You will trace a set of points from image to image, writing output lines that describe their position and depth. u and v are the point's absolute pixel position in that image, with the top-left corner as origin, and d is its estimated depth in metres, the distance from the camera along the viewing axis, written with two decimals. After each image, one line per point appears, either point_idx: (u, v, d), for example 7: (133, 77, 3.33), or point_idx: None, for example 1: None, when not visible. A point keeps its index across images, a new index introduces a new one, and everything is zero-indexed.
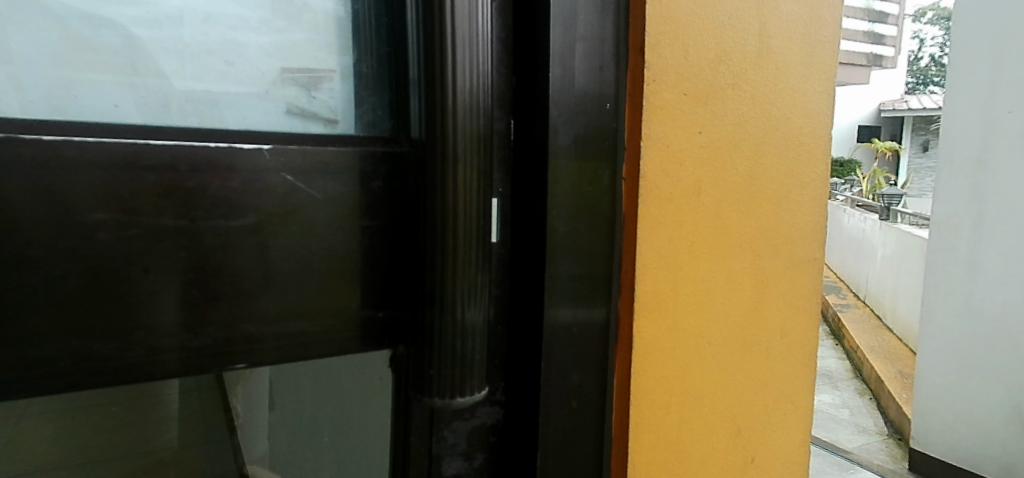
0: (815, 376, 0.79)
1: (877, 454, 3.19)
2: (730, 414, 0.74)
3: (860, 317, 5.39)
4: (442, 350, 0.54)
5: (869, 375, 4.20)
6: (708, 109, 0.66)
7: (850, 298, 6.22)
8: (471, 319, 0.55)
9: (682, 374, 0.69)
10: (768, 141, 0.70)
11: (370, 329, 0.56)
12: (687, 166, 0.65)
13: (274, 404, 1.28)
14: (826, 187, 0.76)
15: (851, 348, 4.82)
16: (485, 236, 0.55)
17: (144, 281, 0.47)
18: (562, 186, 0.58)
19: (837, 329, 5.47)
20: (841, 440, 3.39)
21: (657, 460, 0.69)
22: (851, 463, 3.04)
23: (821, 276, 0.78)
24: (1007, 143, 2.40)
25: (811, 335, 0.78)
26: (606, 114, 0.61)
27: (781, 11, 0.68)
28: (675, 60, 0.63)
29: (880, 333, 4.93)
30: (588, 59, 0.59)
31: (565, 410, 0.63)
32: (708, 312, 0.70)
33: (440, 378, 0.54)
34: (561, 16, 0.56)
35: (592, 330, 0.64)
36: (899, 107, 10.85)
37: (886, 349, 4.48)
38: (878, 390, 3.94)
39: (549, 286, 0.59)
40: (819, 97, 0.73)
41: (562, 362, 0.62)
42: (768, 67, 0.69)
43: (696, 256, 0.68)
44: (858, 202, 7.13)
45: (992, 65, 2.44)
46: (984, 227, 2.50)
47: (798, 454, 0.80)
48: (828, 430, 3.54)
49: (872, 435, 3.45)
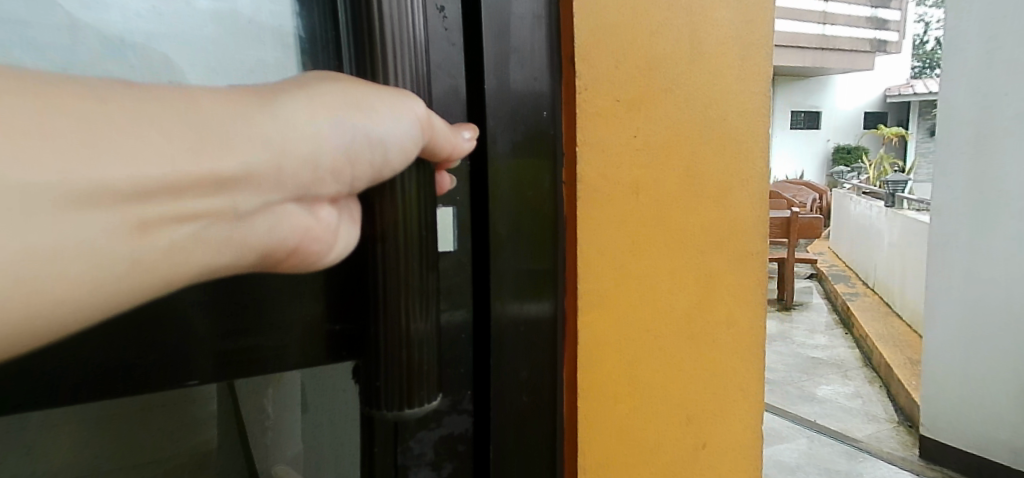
0: (763, 362, 0.83)
1: (888, 441, 3.20)
2: (680, 403, 0.77)
3: (869, 305, 5.38)
4: (394, 363, 0.52)
5: (879, 362, 4.21)
6: (643, 114, 0.69)
7: (859, 286, 6.21)
8: (414, 326, 0.53)
9: (629, 367, 0.73)
10: (705, 142, 0.73)
11: (331, 342, 0.56)
12: (623, 168, 0.69)
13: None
14: (767, 184, 0.79)
15: (861, 336, 4.81)
16: (428, 254, 0.53)
17: (173, 314, 0.49)
18: (502, 190, 0.60)
19: (847, 318, 5.46)
20: (851, 428, 3.39)
21: (608, 448, 0.72)
22: (861, 451, 3.03)
23: (766, 267, 0.81)
24: (1007, 125, 2.42)
25: (758, 324, 0.82)
26: (545, 124, 0.63)
27: (711, 16, 0.72)
28: (607, 67, 0.66)
29: (888, 320, 4.93)
30: (525, 70, 0.61)
31: (519, 403, 0.65)
32: (650, 307, 0.73)
33: (387, 389, 0.52)
34: (495, 29, 0.58)
35: (541, 328, 0.66)
36: (904, 92, 10.87)
37: (896, 336, 4.49)
38: (888, 377, 3.94)
39: (496, 281, 0.61)
40: (757, 97, 0.76)
41: (512, 354, 0.64)
42: (700, 70, 0.72)
43: (638, 254, 0.71)
44: (864, 190, 7.18)
45: (986, 49, 2.47)
46: (986, 209, 2.53)
47: (751, 439, 0.83)
48: (839, 420, 3.55)
49: (882, 422, 3.47)
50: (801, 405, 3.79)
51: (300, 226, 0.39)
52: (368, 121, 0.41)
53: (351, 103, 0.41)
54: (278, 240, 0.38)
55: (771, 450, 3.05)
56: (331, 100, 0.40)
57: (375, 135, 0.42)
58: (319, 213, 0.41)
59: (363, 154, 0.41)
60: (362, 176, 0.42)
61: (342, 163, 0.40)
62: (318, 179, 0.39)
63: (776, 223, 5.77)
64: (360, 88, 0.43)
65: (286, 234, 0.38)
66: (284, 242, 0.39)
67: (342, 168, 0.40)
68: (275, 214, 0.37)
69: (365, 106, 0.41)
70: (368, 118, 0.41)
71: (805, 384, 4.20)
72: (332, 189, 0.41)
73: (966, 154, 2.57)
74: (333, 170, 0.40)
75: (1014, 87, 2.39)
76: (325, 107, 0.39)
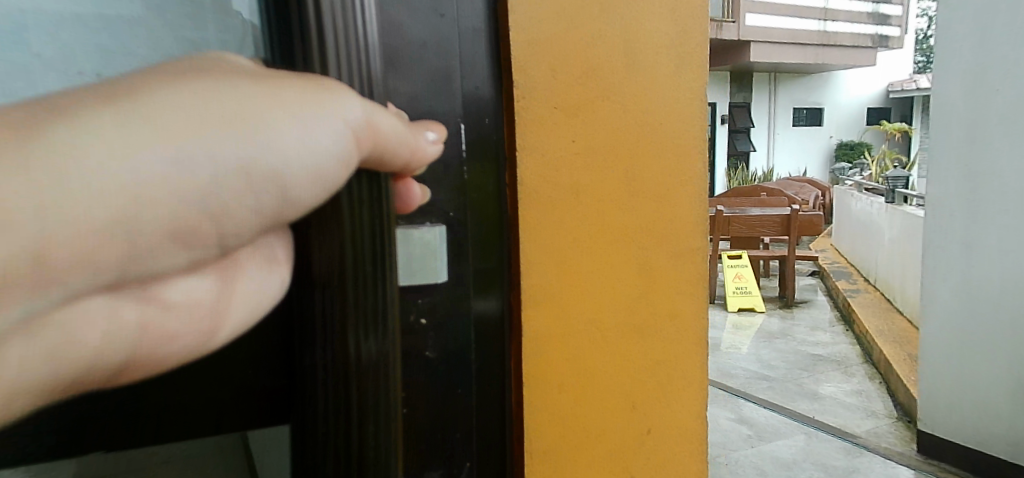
0: (707, 353, 0.88)
1: (887, 437, 3.16)
2: (625, 392, 0.81)
3: (869, 302, 5.39)
4: (361, 400, 0.45)
5: (879, 358, 4.18)
6: (578, 121, 0.73)
7: (861, 282, 6.20)
8: (364, 347, 0.45)
9: (573, 357, 0.77)
10: (642, 146, 0.78)
11: (270, 397, 0.53)
12: (564, 171, 0.73)
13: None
14: (706, 184, 0.84)
15: (861, 333, 4.80)
16: (376, 276, 0.45)
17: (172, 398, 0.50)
18: (458, 203, 0.61)
19: (847, 315, 5.47)
20: (849, 424, 3.34)
21: (555, 433, 0.77)
22: (858, 447, 3.04)
23: (707, 263, 0.86)
24: (998, 121, 2.47)
25: (701, 318, 0.87)
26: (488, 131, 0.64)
27: (646, 29, 0.76)
28: (543, 80, 0.71)
29: (889, 316, 4.91)
30: (469, 78, 0.62)
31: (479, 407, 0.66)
32: (594, 303, 0.78)
33: (366, 431, 0.46)
34: (440, 34, 0.59)
35: (495, 330, 0.68)
36: (907, 87, 10.80)
37: (896, 332, 4.45)
38: (887, 372, 3.93)
39: (462, 296, 0.62)
40: (692, 104, 0.81)
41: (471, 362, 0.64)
42: (635, 80, 0.76)
43: (581, 250, 0.76)
44: (866, 186, 7.16)
45: (976, 45, 2.52)
46: (979, 203, 2.57)
47: (695, 425, 0.88)
48: (836, 415, 3.49)
49: (881, 418, 3.43)
50: (800, 402, 3.70)
51: (135, 323, 0.33)
52: (245, 149, 0.33)
53: (220, 125, 0.32)
54: (111, 346, 0.32)
55: (769, 447, 3.06)
56: (183, 125, 0.30)
57: (263, 174, 0.34)
58: (166, 296, 0.34)
59: (245, 197, 0.34)
60: (242, 223, 0.34)
61: (205, 214, 0.32)
62: (161, 247, 0.31)
63: (776, 221, 5.81)
64: (253, 88, 0.34)
65: (108, 336, 0.31)
66: (116, 348, 0.32)
67: (208, 224, 0.33)
68: (78, 310, 0.29)
69: (250, 124, 0.33)
70: (259, 147, 0.33)
71: (805, 381, 4.09)
72: (186, 254, 0.33)
73: (958, 150, 2.61)
74: (180, 228, 0.31)
75: (1003, 82, 2.44)
76: (170, 129, 0.30)
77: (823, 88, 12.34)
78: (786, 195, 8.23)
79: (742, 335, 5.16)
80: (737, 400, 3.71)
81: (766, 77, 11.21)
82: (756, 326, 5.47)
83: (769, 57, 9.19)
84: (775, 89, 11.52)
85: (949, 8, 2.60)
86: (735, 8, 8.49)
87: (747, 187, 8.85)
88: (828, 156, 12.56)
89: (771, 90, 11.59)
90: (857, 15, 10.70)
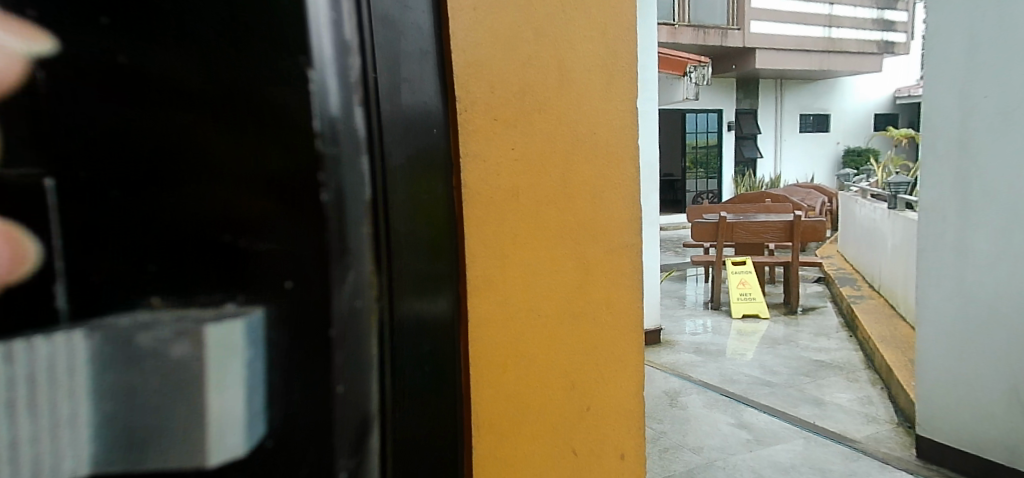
0: (642, 335, 0.99)
1: (886, 442, 3.22)
2: (565, 371, 0.91)
3: (873, 308, 5.45)
4: None
5: (881, 364, 4.24)
6: (516, 131, 0.84)
7: (865, 288, 6.27)
8: None
9: (513, 341, 0.86)
10: (576, 152, 0.89)
11: None
12: (504, 175, 0.83)
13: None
14: (636, 186, 0.96)
15: (864, 339, 4.87)
16: None
17: None
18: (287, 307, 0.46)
19: (851, 321, 5.51)
20: (849, 429, 3.39)
21: (500, 412, 0.86)
22: (856, 451, 3.09)
23: (639, 257, 0.97)
24: (988, 127, 2.55)
25: (634, 305, 0.98)
26: (315, 86, 0.46)
27: (577, 51, 0.88)
28: (483, 95, 0.80)
29: (892, 322, 4.98)
30: (412, 95, 0.69)
31: (415, 408, 0.69)
32: (534, 293, 0.87)
33: None
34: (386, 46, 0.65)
35: (448, 328, 0.74)
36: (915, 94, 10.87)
37: (898, 338, 4.52)
38: (889, 378, 3.98)
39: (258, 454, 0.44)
40: (621, 115, 0.94)
41: (415, 353, 0.68)
42: (570, 93, 0.88)
43: (520, 246, 0.86)
44: (871, 193, 7.22)
45: (966, 54, 2.60)
46: (972, 207, 2.65)
47: (632, 400, 0.99)
48: (836, 420, 3.55)
49: (881, 423, 3.47)
50: (801, 408, 3.73)
51: None
52: None
53: None
54: None
55: (767, 451, 3.13)
56: None
57: None
58: None
59: None
60: None
61: None
62: None
63: (779, 226, 5.81)
64: None
65: None
66: None
67: None
68: None
69: None
70: None
71: (807, 387, 4.09)
72: None
73: (951, 156, 2.70)
74: None
75: (993, 90, 2.52)
76: None
77: (829, 95, 12.44)
78: (791, 202, 8.27)
79: (746, 340, 5.18)
80: (738, 405, 3.75)
81: (772, 84, 11.35)
82: (760, 331, 5.46)
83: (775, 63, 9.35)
84: (780, 95, 11.61)
85: (939, 18, 2.69)
86: (739, 18, 9.09)
87: (752, 193, 8.90)
88: (834, 162, 12.62)
89: (776, 96, 11.68)
90: (860, 22, 10.81)
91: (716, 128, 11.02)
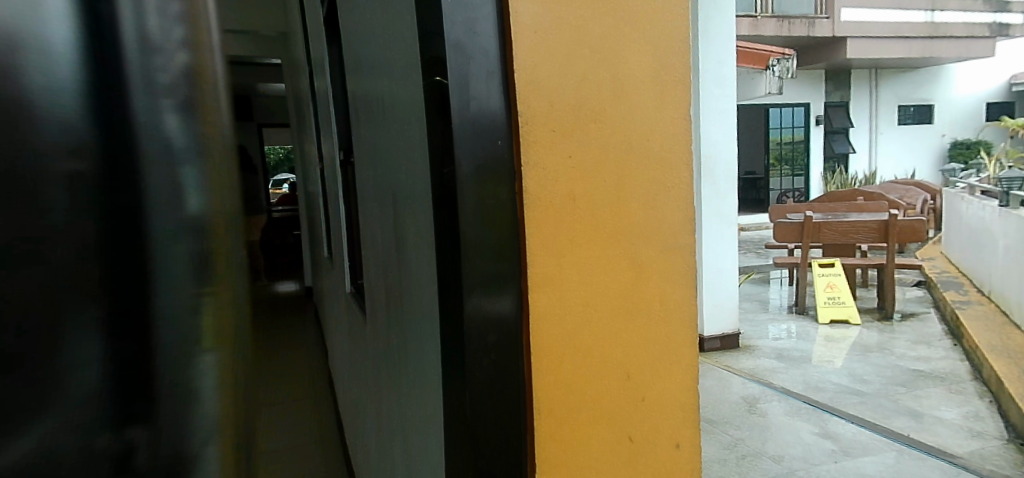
0: (697, 331, 1.05)
1: (994, 459, 3.05)
2: (619, 363, 0.98)
3: (981, 315, 5.12)
4: None
5: (990, 376, 3.99)
6: (572, 140, 0.91)
7: (972, 293, 5.88)
8: None
9: (570, 333, 0.93)
10: (630, 159, 0.96)
11: None
12: (561, 181, 0.91)
13: (408, 415, 1.52)
14: (689, 190, 1.02)
15: (971, 348, 4.59)
16: None
17: None
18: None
19: (955, 328, 5.19)
20: (950, 444, 3.23)
21: (557, 399, 0.93)
22: (959, 468, 2.95)
23: (692, 256, 1.03)
24: None
25: (688, 302, 1.03)
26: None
27: (631, 63, 0.95)
28: (542, 108, 0.88)
29: (1004, 331, 4.66)
30: (480, 113, 0.84)
31: (481, 383, 0.86)
32: (590, 289, 0.94)
33: None
34: (456, 81, 0.82)
35: (509, 324, 0.88)
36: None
37: (1011, 349, 4.24)
38: (1000, 391, 3.75)
39: None
40: (674, 122, 0.99)
41: (481, 340, 0.86)
42: (624, 102, 0.95)
43: (576, 246, 0.93)
44: (979, 189, 6.75)
45: None
46: None
47: (687, 392, 1.05)
48: (935, 432, 3.39)
49: (989, 439, 3.29)
50: (896, 420, 3.55)
51: None
52: None
53: None
54: None
55: (854, 463, 3.03)
56: None
57: None
58: None
59: None
60: None
61: None
62: None
63: (872, 226, 5.52)
64: None
65: None
66: None
67: None
68: None
69: None
70: None
71: (902, 398, 3.87)
72: None
73: None
74: None
75: None
76: None
77: (930, 84, 11.67)
78: (887, 200, 7.84)
79: (834, 347, 4.97)
80: (823, 414, 3.63)
81: (865, 75, 10.76)
82: (851, 338, 5.21)
83: (868, 52, 8.84)
84: (875, 86, 10.97)
85: None
86: (828, 5, 8.67)
87: (843, 192, 8.47)
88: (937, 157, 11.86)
89: (870, 87, 11.05)
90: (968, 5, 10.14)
91: (802, 123, 10.32)
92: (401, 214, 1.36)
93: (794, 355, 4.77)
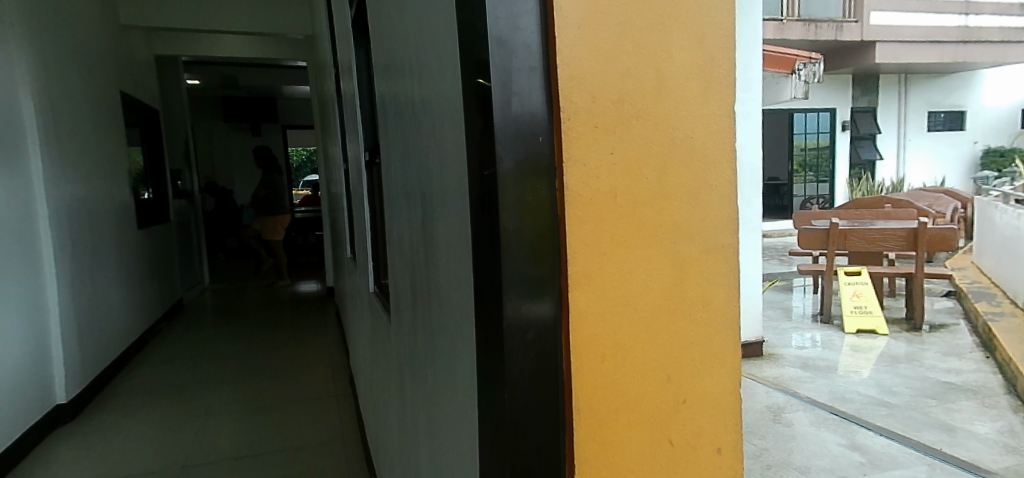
0: (739, 334, 1.02)
1: None
2: (660, 364, 0.96)
3: (1015, 327, 4.96)
4: None
5: None
6: (614, 136, 0.90)
7: (1005, 304, 5.71)
8: None
9: (612, 332, 0.92)
10: (672, 156, 0.94)
11: None
12: (604, 178, 0.89)
13: (431, 413, 1.53)
14: (732, 189, 0.99)
15: (1005, 361, 4.45)
16: None
17: None
18: None
19: (988, 341, 5.03)
20: (984, 459, 3.13)
21: (597, 400, 0.91)
22: None
23: (735, 257, 1.00)
24: None
25: (731, 303, 1.01)
26: None
27: (675, 58, 0.93)
28: (586, 104, 0.87)
29: None
30: (521, 110, 0.84)
31: (520, 380, 0.86)
32: (632, 289, 0.93)
33: None
34: (499, 79, 0.83)
35: (549, 324, 0.87)
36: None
37: None
38: None
39: None
40: (718, 118, 0.97)
41: (520, 337, 0.86)
42: (668, 97, 0.93)
43: (618, 245, 0.91)
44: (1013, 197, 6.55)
45: None
46: None
47: (729, 396, 1.02)
48: (968, 446, 3.28)
49: None
50: (927, 433, 3.44)
51: None
52: None
53: None
54: None
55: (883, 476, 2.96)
56: None
57: None
58: None
59: None
60: None
61: None
62: None
63: (901, 234, 5.38)
64: None
65: None
66: None
67: None
68: None
69: None
70: None
71: (934, 410, 3.75)
72: None
73: None
74: None
75: None
76: None
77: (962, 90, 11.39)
78: (916, 207, 7.64)
79: (861, 358, 4.81)
80: (852, 425, 3.55)
81: (894, 79, 10.52)
82: (879, 348, 5.09)
83: (898, 56, 8.63)
84: (905, 91, 10.73)
85: None
86: (857, 9, 8.49)
87: (870, 199, 8.29)
88: (968, 164, 11.56)
89: (901, 92, 10.81)
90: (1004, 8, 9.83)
91: (829, 128, 10.09)
92: (430, 214, 1.36)
93: (820, 365, 4.65)
